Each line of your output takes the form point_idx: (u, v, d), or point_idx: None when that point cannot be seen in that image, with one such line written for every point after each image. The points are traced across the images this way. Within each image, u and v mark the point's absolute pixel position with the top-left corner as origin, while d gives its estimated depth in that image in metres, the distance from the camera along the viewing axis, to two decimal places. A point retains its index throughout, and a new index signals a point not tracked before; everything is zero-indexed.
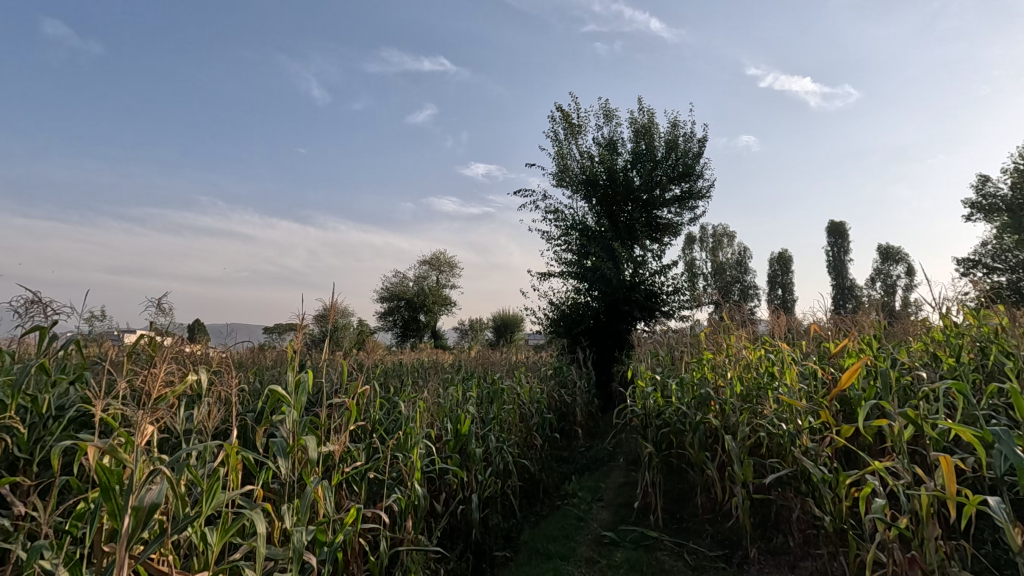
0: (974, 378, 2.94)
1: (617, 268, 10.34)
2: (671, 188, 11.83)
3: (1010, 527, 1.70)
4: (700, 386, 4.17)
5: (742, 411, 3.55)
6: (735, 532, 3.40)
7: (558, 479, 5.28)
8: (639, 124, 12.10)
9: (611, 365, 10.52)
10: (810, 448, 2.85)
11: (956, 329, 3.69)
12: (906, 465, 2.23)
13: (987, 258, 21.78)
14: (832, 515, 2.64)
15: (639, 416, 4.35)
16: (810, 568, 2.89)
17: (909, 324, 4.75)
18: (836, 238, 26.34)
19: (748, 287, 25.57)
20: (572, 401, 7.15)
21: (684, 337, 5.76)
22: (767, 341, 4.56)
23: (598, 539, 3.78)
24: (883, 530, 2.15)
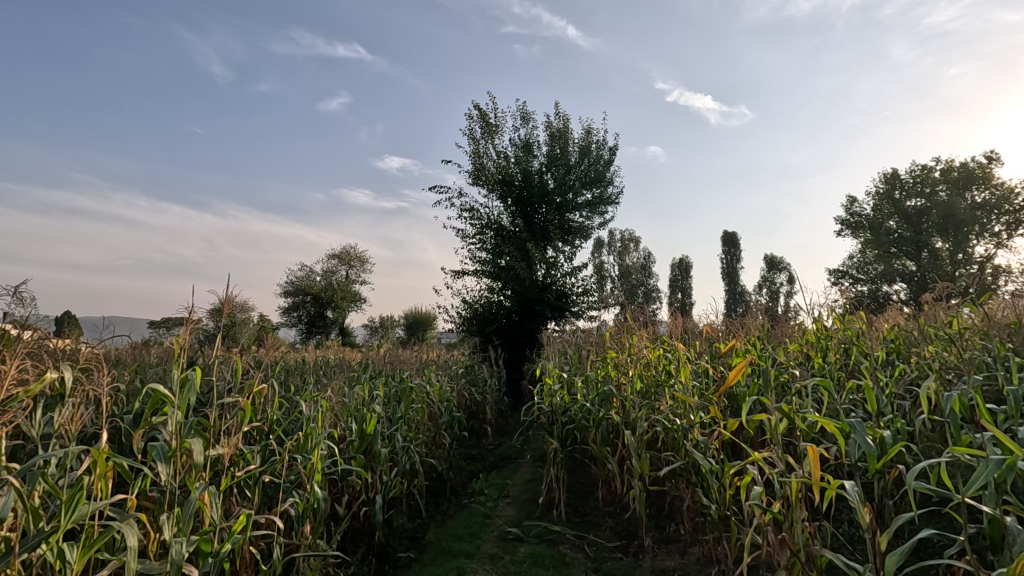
0: (837, 376, 3.30)
1: (530, 268, 10.51)
2: (584, 192, 12.23)
3: (861, 508, 1.91)
4: (603, 383, 4.36)
5: (641, 407, 3.73)
6: (633, 523, 3.57)
7: (465, 478, 5.27)
8: (554, 129, 12.44)
9: (522, 364, 10.66)
10: (700, 441, 3.05)
11: (825, 333, 4.13)
12: (780, 455, 2.44)
13: (853, 270, 24.49)
14: (717, 503, 2.84)
15: (545, 414, 4.45)
16: (698, 554, 3.10)
17: (788, 327, 5.24)
18: (729, 247, 28.54)
19: (651, 289, 27.05)
20: (482, 400, 7.18)
21: (591, 336, 5.96)
22: (666, 341, 4.85)
23: (503, 536, 3.82)
24: (760, 515, 2.34)
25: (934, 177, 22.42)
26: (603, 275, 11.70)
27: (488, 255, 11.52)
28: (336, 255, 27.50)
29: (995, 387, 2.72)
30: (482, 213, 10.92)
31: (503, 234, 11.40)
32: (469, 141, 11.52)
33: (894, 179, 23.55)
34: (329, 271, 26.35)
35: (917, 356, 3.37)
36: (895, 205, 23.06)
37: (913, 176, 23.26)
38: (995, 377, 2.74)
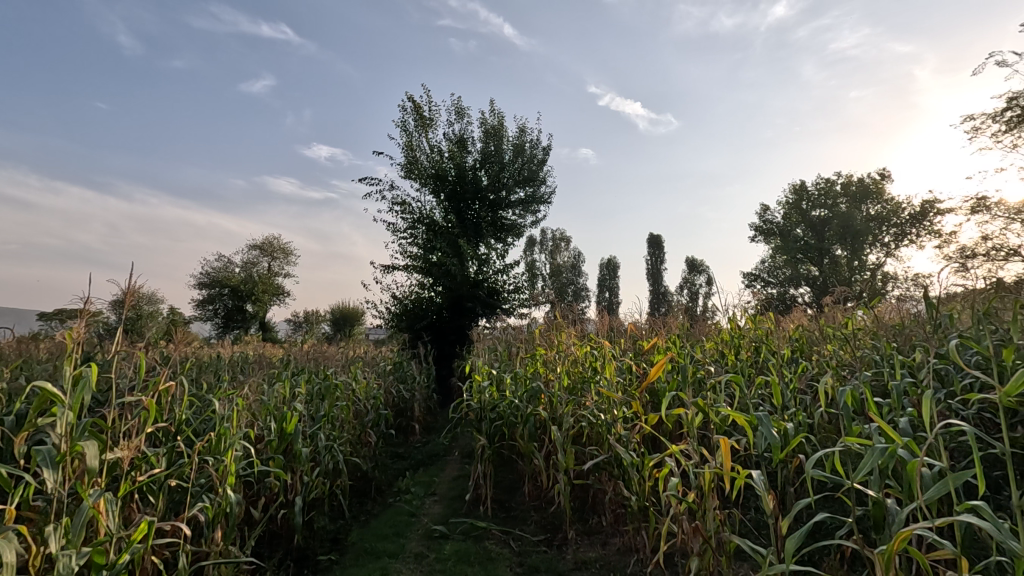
0: (747, 372, 3.52)
1: (462, 264, 10.46)
2: (517, 191, 12.33)
3: (766, 495, 2.04)
4: (532, 380, 4.42)
5: (567, 403, 3.79)
6: (557, 517, 3.65)
7: (391, 477, 5.16)
8: (488, 125, 12.45)
9: (452, 361, 10.59)
10: (622, 435, 3.15)
11: (738, 332, 4.40)
12: (696, 448, 2.56)
13: (764, 274, 26.25)
14: (637, 494, 2.95)
15: (474, 410, 4.43)
16: (619, 544, 3.21)
17: (706, 325, 5.54)
18: (654, 249, 29.75)
19: (580, 288, 27.72)
20: (410, 397, 7.07)
21: (521, 333, 6.02)
22: (592, 339, 4.98)
23: (429, 534, 3.78)
24: (676, 505, 2.45)
25: (835, 190, 24.46)
26: (534, 273, 11.86)
27: (419, 250, 11.35)
28: (257, 246, 26.14)
29: (882, 382, 3.01)
30: (414, 207, 10.72)
31: (435, 230, 11.27)
32: (402, 133, 11.27)
33: (801, 190, 25.45)
34: (250, 262, 25.00)
35: (817, 353, 3.66)
36: (803, 214, 24.93)
37: (818, 189, 25.25)
38: (882, 373, 3.03)
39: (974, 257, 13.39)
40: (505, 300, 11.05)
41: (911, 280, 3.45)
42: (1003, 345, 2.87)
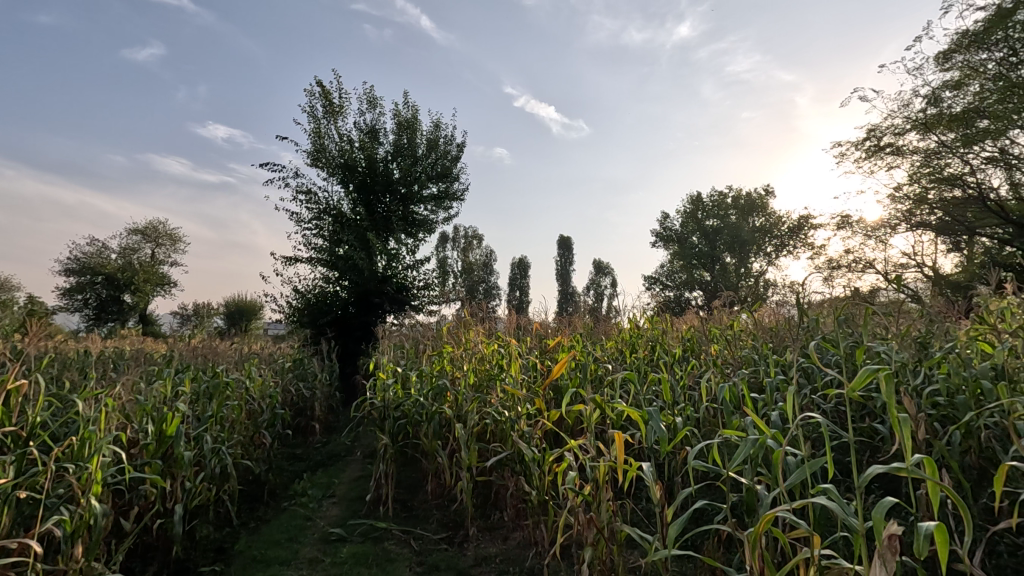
0: (642, 369, 3.72)
1: (370, 259, 10.14)
2: (429, 186, 12.19)
3: (654, 486, 2.16)
4: (438, 377, 4.38)
5: (473, 400, 3.80)
6: (460, 514, 3.65)
7: (286, 480, 4.90)
8: (402, 118, 12.21)
9: (356, 358, 10.24)
10: (525, 432, 3.22)
11: (638, 332, 4.64)
12: (592, 442, 2.67)
13: (663, 278, 27.90)
14: (537, 489, 3.02)
15: (377, 409, 4.31)
16: (519, 539, 3.27)
17: (608, 325, 5.79)
18: (564, 251, 30.64)
19: (491, 286, 27.88)
20: (311, 395, 6.75)
21: (429, 330, 5.94)
22: (499, 337, 5.03)
23: (325, 538, 3.63)
24: (573, 497, 2.54)
25: (727, 203, 26.55)
26: (445, 270, 11.77)
27: (325, 242, 10.88)
28: (139, 230, 23.74)
29: (758, 379, 3.30)
30: (320, 197, 10.25)
31: (342, 222, 10.85)
32: (309, 118, 10.74)
33: (698, 201, 27.34)
34: (129, 248, 22.65)
35: (705, 352, 3.95)
36: (698, 223, 26.78)
37: (712, 200, 27.27)
38: (758, 371, 3.33)
39: (839, 268, 15.11)
40: (415, 297, 10.86)
41: (785, 286, 3.81)
42: (857, 345, 3.26)
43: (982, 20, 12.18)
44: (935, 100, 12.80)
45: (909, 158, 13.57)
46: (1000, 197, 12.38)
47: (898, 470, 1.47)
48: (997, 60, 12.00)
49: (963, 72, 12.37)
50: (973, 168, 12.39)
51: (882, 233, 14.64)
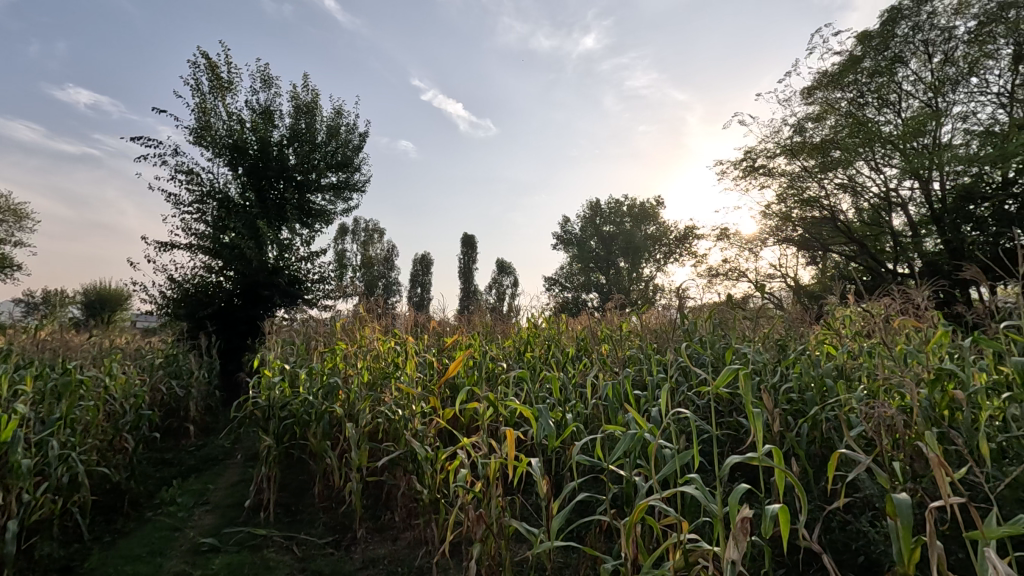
0: (536, 368, 3.82)
1: (259, 248, 9.48)
2: (328, 175, 11.70)
3: (542, 481, 2.22)
4: (329, 375, 4.19)
5: (365, 399, 3.69)
6: (348, 516, 3.53)
7: (151, 488, 4.45)
8: (299, 101, 11.58)
9: (241, 354, 9.50)
10: (419, 431, 3.18)
11: (535, 331, 4.75)
12: (484, 439, 2.69)
13: (562, 279, 28.86)
14: (429, 487, 3.00)
15: (259, 409, 4.03)
16: (409, 538, 3.22)
17: (507, 324, 5.87)
18: (467, 249, 30.67)
19: (392, 282, 27.21)
20: (185, 394, 6.17)
21: (322, 326, 5.66)
22: (396, 334, 4.93)
23: (195, 549, 3.34)
24: (464, 495, 2.55)
25: (622, 210, 28.03)
26: (342, 263, 11.34)
27: (207, 228, 10.02)
28: None
29: (642, 377, 3.52)
30: (204, 179, 9.42)
31: (229, 207, 10.06)
32: (192, 91, 9.82)
33: (596, 207, 28.60)
34: None
35: (596, 351, 4.15)
36: (596, 229, 28.01)
37: (609, 207, 28.67)
38: (643, 370, 3.54)
39: (717, 276, 16.52)
40: (309, 290, 10.49)
41: (670, 292, 4.10)
42: (727, 347, 3.57)
43: (838, 63, 13.91)
44: (800, 130, 14.41)
45: (778, 179, 15.16)
46: (848, 219, 14.21)
47: (752, 459, 1.64)
48: (848, 99, 13.77)
49: (822, 107, 14.05)
50: (828, 192, 14.11)
51: (754, 247, 16.23)
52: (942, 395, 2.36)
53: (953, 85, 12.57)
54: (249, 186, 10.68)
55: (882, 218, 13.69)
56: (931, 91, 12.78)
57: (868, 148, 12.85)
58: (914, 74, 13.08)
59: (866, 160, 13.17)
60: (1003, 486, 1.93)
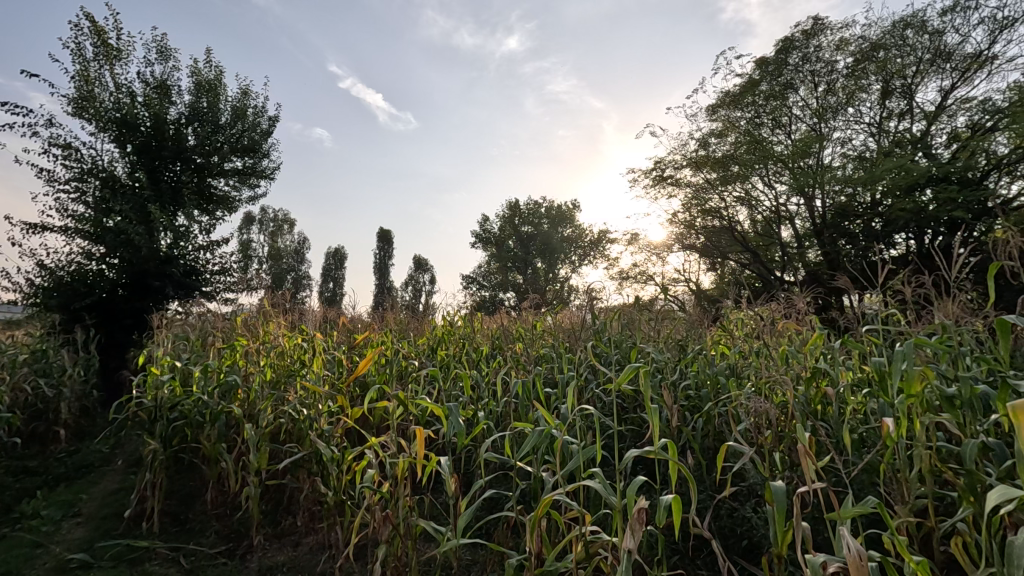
0: (449, 365, 3.81)
1: (150, 235, 8.68)
2: (232, 160, 11.01)
3: (452, 479, 2.20)
4: (227, 373, 3.91)
5: (267, 398, 3.49)
6: (244, 523, 3.32)
7: (8, 501, 3.93)
8: (201, 78, 10.78)
9: (124, 351, 8.67)
10: (325, 431, 3.06)
11: (449, 329, 4.73)
12: (394, 438, 2.63)
13: (479, 278, 28.97)
14: (334, 490, 2.89)
15: (145, 410, 3.68)
16: (311, 543, 3.08)
17: (422, 321, 5.79)
18: (383, 244, 29.92)
19: (302, 276, 25.98)
20: (55, 395, 5.52)
21: (221, 320, 5.29)
22: (304, 330, 4.71)
23: (60, 567, 3.00)
24: (371, 495, 2.48)
25: (540, 212, 28.60)
26: (246, 254, 10.69)
27: (87, 209, 9.04)
28: None
29: (552, 375, 3.61)
30: (84, 155, 8.48)
31: (114, 187, 9.14)
32: (73, 57, 8.80)
33: (515, 208, 28.97)
34: None
35: (510, 349, 4.20)
36: (515, 229, 28.37)
37: (527, 209, 29.13)
38: (554, 368, 3.63)
39: (628, 279, 17.30)
40: (207, 282, 9.89)
41: (583, 293, 4.24)
42: (633, 347, 3.75)
43: (739, 85, 15.05)
44: (704, 144, 15.42)
45: (683, 189, 16.15)
46: (744, 229, 15.42)
47: (648, 453, 1.73)
48: (747, 118, 14.99)
49: (724, 124, 15.19)
50: (727, 204, 15.22)
51: (661, 252, 17.17)
52: (815, 391, 2.61)
53: (834, 113, 13.99)
54: (139, 166, 9.76)
55: (772, 230, 14.97)
56: (816, 117, 14.16)
57: (763, 165, 14.01)
58: (802, 100, 14.43)
59: (760, 176, 14.35)
60: (861, 471, 2.17)
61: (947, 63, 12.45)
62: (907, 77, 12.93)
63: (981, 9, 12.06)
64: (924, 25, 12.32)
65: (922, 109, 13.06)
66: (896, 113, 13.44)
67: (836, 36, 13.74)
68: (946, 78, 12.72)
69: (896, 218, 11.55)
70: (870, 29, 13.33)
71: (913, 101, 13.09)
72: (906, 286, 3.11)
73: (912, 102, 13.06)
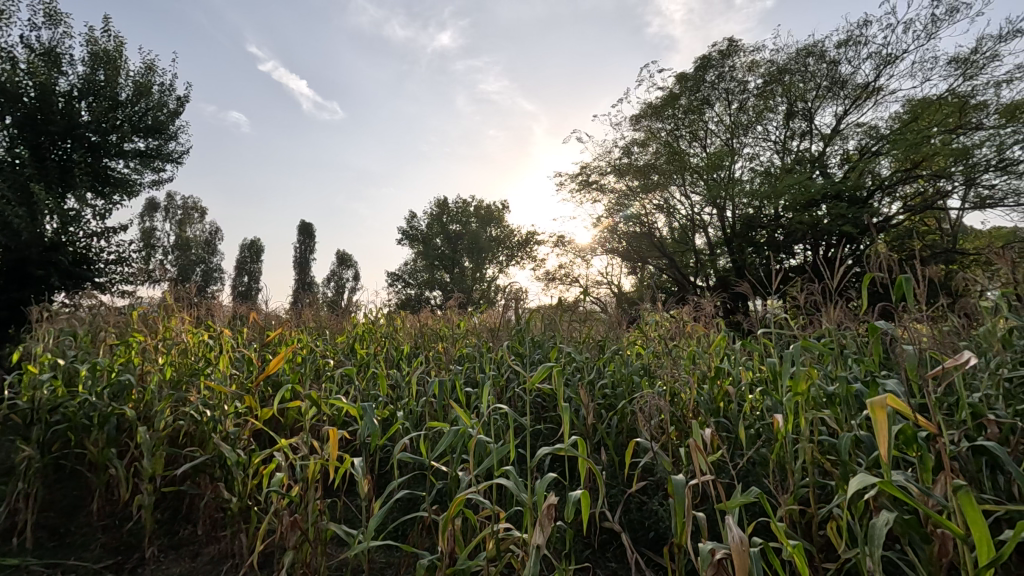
0: (367, 363, 3.71)
1: (32, 217, 8.01)
2: (133, 140, 10.39)
3: (364, 482, 2.13)
4: (120, 371, 3.59)
5: (164, 399, 3.24)
6: (135, 535, 3.06)
7: None
8: (98, 49, 10.06)
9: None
10: (230, 434, 2.88)
11: (371, 328, 4.62)
12: (305, 440, 2.51)
13: (405, 275, 28.45)
14: (238, 495, 2.74)
15: (18, 413, 3.30)
16: (212, 553, 2.89)
17: (342, 318, 5.61)
18: (304, 237, 28.70)
19: (213, 268, 24.40)
20: None
21: (114, 314, 4.85)
22: (211, 326, 4.43)
23: None
24: (278, 500, 2.36)
25: (469, 211, 28.58)
26: (148, 243, 10.05)
27: None
28: None
29: (474, 374, 3.61)
30: None
31: None
32: None
33: (444, 206, 28.75)
34: None
35: (433, 348, 4.15)
36: (443, 227, 28.13)
37: (456, 207, 29.02)
38: (475, 367, 3.64)
39: (553, 280, 17.68)
40: (102, 272, 9.18)
41: (508, 293, 4.28)
42: (554, 346, 3.83)
43: (660, 97, 15.78)
44: (628, 152, 16.04)
45: (608, 195, 16.69)
46: (663, 236, 16.17)
47: (559, 450, 1.77)
48: (667, 130, 15.74)
49: (646, 134, 15.88)
50: (647, 211, 15.90)
51: (586, 255, 17.68)
52: (719, 389, 2.79)
53: (745, 130, 15.02)
54: (21, 141, 9.07)
55: (688, 237, 15.83)
56: (729, 132, 15.12)
57: (680, 175, 14.79)
58: (717, 116, 15.36)
59: (678, 186, 15.11)
60: (756, 464, 2.33)
61: (842, 90, 13.69)
62: (808, 101, 14.10)
63: (870, 45, 13.38)
64: (823, 54, 13.48)
65: (820, 131, 14.32)
66: (798, 133, 14.63)
67: (748, 58, 14.74)
68: (841, 104, 13.99)
69: (795, 230, 12.65)
70: (777, 54, 14.39)
71: (812, 123, 14.31)
72: (801, 293, 3.37)
73: (812, 124, 14.27)
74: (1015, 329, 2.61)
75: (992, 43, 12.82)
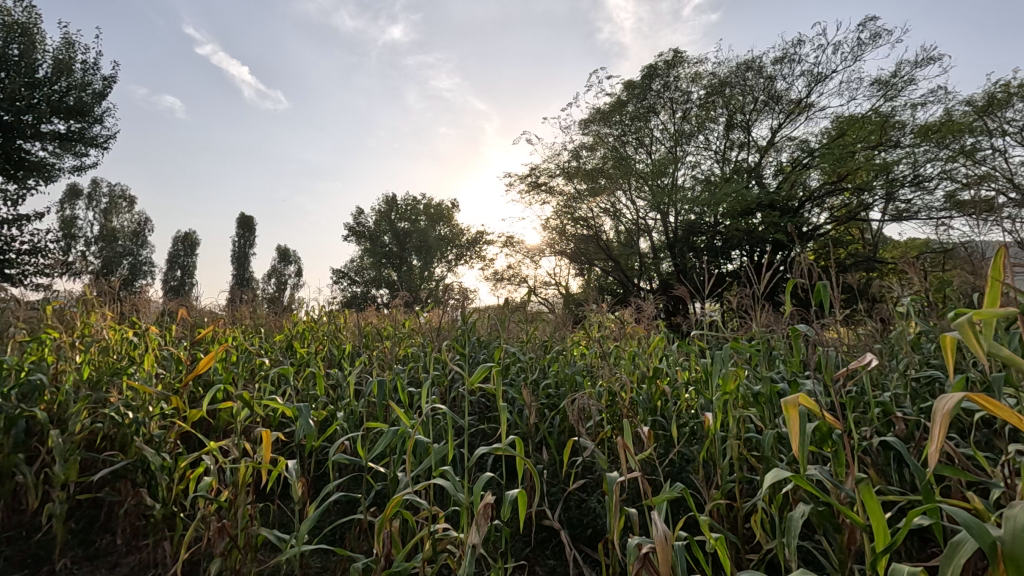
0: (305, 363, 3.59)
1: None
2: (52, 121, 9.75)
3: (298, 484, 2.06)
4: (31, 371, 3.31)
5: (81, 401, 3.02)
6: (46, 546, 2.82)
7: None
8: (12, 21, 9.37)
9: None
10: (155, 437, 2.73)
11: (311, 327, 4.48)
12: (236, 442, 2.39)
13: (350, 272, 27.75)
14: (162, 501, 2.59)
15: None
16: (133, 562, 2.71)
17: (280, 317, 5.41)
18: (242, 231, 27.48)
19: (142, 262, 23.00)
20: None
21: (26, 309, 4.47)
22: (136, 322, 4.17)
23: None
24: (205, 505, 2.25)
25: (418, 208, 28.24)
26: (67, 233, 9.42)
27: None
28: None
29: (416, 374, 3.56)
30: None
31: None
32: None
33: (392, 203, 28.27)
34: None
35: (377, 347, 4.07)
36: (391, 225, 27.67)
37: (405, 204, 28.60)
38: (418, 366, 3.59)
39: (501, 280, 17.73)
40: (13, 264, 8.55)
41: (455, 293, 4.24)
42: (499, 347, 3.83)
43: (608, 103, 16.21)
44: (576, 156, 16.30)
45: (557, 197, 16.88)
46: (609, 238, 16.53)
47: (497, 450, 1.78)
48: (614, 135, 16.11)
49: (594, 138, 16.22)
50: (595, 214, 16.20)
51: (535, 255, 17.83)
52: (656, 389, 2.86)
53: (687, 138, 15.53)
54: None
55: (633, 240, 16.25)
56: (673, 140, 15.62)
57: (626, 180, 15.16)
58: (662, 124, 15.83)
59: (624, 191, 15.47)
60: (688, 461, 2.42)
61: (777, 105, 14.42)
62: (746, 113, 14.78)
63: (803, 63, 14.17)
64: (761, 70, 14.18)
65: (757, 143, 15.04)
66: (737, 144, 15.30)
67: (691, 69, 15.27)
68: (777, 118, 14.74)
69: (733, 236, 13.24)
70: (719, 67, 15.00)
71: (750, 135, 15.01)
72: (735, 298, 3.52)
73: (749, 136, 14.97)
74: (923, 333, 2.83)
75: (909, 68, 13.87)
